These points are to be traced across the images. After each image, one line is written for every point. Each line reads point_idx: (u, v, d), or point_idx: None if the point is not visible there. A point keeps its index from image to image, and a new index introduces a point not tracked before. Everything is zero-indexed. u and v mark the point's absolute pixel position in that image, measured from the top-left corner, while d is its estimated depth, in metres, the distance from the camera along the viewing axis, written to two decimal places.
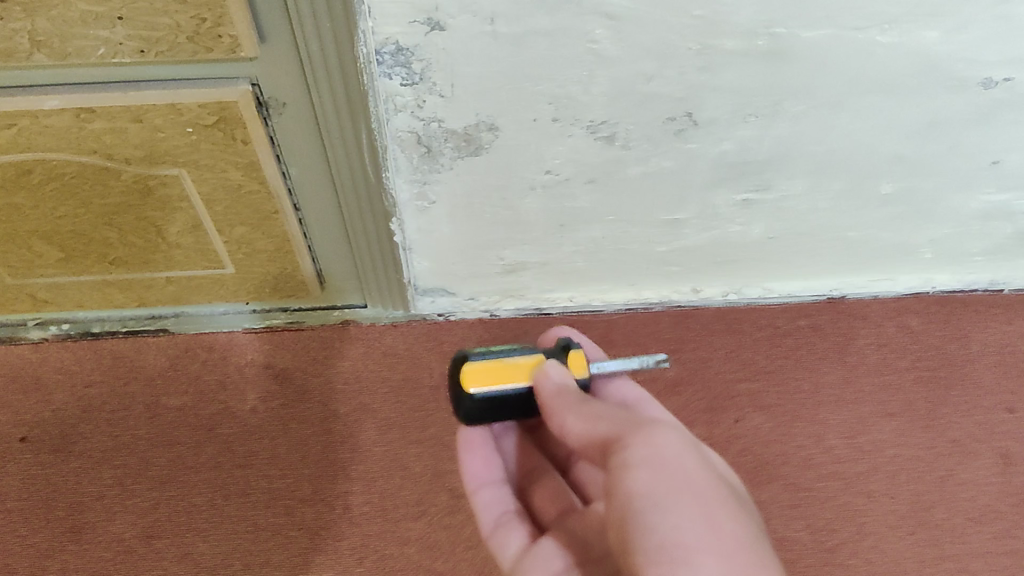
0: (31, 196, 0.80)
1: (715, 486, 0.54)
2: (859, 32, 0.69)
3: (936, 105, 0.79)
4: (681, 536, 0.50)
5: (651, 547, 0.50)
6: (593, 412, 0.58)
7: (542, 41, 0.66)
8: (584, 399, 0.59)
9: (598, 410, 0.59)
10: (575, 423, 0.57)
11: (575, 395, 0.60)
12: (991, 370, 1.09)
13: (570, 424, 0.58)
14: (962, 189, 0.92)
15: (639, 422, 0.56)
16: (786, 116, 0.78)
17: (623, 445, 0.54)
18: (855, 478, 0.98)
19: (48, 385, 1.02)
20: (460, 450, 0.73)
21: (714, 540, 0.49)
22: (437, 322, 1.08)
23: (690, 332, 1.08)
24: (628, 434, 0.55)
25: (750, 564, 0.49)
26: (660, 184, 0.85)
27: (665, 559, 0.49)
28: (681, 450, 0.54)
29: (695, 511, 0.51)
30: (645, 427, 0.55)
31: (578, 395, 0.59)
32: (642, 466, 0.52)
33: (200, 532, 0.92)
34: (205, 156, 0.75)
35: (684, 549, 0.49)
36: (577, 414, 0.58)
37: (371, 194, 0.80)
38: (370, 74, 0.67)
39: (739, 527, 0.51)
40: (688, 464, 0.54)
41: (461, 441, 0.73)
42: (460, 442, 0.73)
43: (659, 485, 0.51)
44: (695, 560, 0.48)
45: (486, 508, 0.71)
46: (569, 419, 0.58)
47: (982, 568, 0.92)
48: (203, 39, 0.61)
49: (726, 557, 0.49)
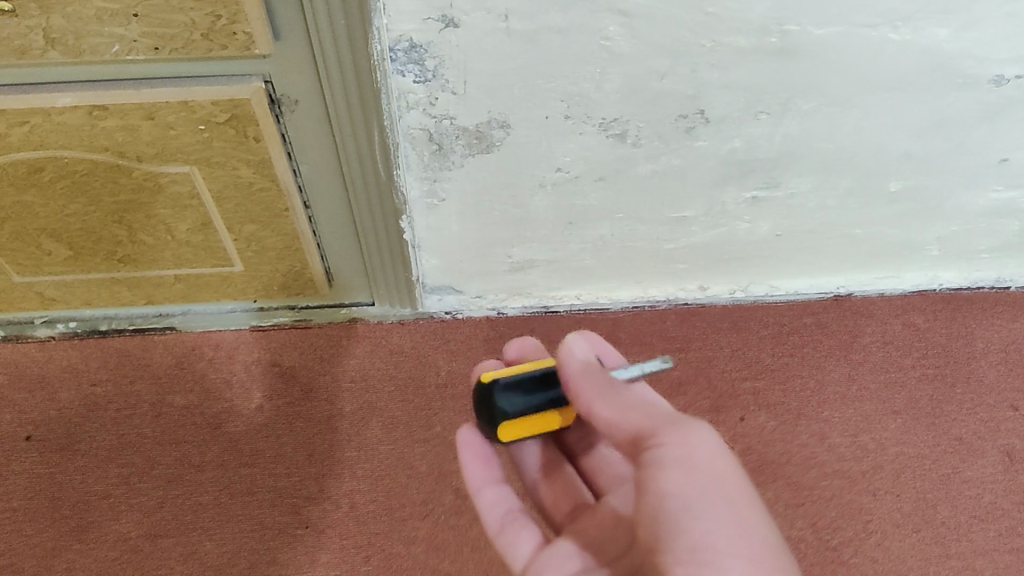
0: (41, 194, 0.80)
1: (746, 487, 0.54)
2: (870, 29, 0.69)
3: (945, 102, 0.79)
4: (711, 539, 0.51)
5: (680, 546, 0.51)
6: (623, 402, 0.57)
7: (555, 38, 0.66)
8: (612, 384, 0.58)
9: (628, 400, 0.58)
10: (606, 411, 0.57)
11: (604, 378, 0.59)
12: (996, 367, 1.09)
13: (600, 409, 0.57)
14: (970, 187, 0.92)
15: (675, 419, 0.56)
16: (796, 114, 0.78)
17: (658, 442, 0.54)
18: (861, 476, 0.98)
19: (54, 384, 1.02)
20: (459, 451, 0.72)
21: (743, 544, 0.51)
22: (445, 321, 1.07)
23: (696, 330, 1.08)
24: (663, 431, 0.55)
25: (775, 569, 0.50)
26: (668, 181, 0.85)
27: (693, 560, 0.50)
28: (716, 451, 0.54)
29: (725, 513, 0.52)
30: (680, 423, 0.55)
31: (605, 379, 0.58)
32: (676, 468, 0.53)
33: (206, 531, 0.92)
34: (216, 154, 0.75)
35: (712, 551, 0.50)
36: (608, 401, 0.57)
37: (382, 192, 0.80)
38: (384, 72, 0.67)
39: (767, 530, 0.52)
40: (723, 466, 0.54)
41: (460, 443, 0.72)
42: (459, 444, 0.72)
43: (692, 487, 0.52)
44: (723, 562, 0.50)
45: (491, 507, 0.71)
46: (599, 405, 0.57)
47: (986, 566, 0.93)
48: (218, 36, 0.61)
49: (752, 562, 0.50)
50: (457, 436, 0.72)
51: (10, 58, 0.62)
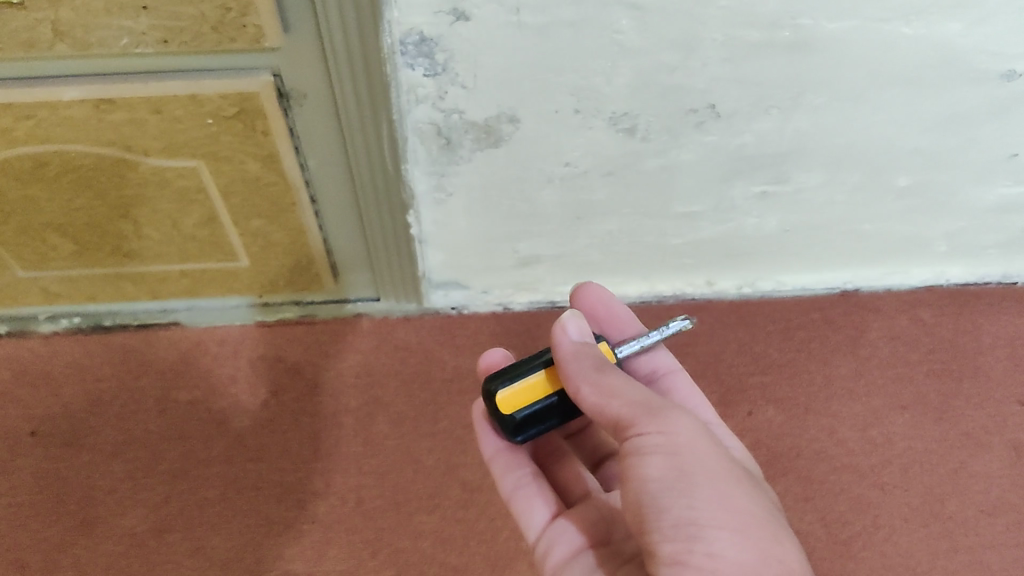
0: (47, 188, 0.79)
1: (728, 464, 0.55)
2: (883, 24, 0.68)
3: (956, 98, 0.78)
4: (696, 515, 0.52)
5: (666, 525, 0.52)
6: (607, 385, 0.56)
7: (566, 32, 0.65)
8: (599, 364, 0.58)
9: (613, 381, 0.57)
10: (589, 393, 0.57)
11: (590, 361, 0.58)
12: (1003, 362, 1.08)
13: (584, 392, 0.57)
14: (980, 182, 0.91)
15: (655, 403, 0.55)
16: (807, 109, 0.77)
17: (637, 430, 0.54)
18: (869, 471, 0.98)
19: (59, 379, 1.01)
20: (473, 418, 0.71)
21: (728, 518, 0.52)
22: (450, 316, 1.07)
23: (703, 325, 1.08)
24: (642, 419, 0.55)
25: (761, 538, 0.52)
26: (677, 176, 0.85)
27: (680, 537, 0.51)
28: (696, 433, 0.54)
29: (708, 491, 0.52)
30: (661, 409, 0.55)
31: (594, 359, 0.58)
32: (656, 453, 0.53)
33: (212, 526, 0.92)
34: (224, 147, 0.75)
35: (699, 527, 0.51)
36: (591, 383, 0.57)
37: (391, 186, 0.80)
38: (394, 65, 0.66)
39: (752, 502, 0.53)
40: (704, 448, 0.54)
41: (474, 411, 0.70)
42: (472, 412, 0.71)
43: (673, 470, 0.53)
44: (709, 536, 0.51)
45: (505, 474, 0.72)
46: (583, 387, 0.57)
47: (994, 561, 0.92)
48: (227, 29, 0.61)
49: (738, 533, 0.51)
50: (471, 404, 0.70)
51: (18, 51, 0.62)
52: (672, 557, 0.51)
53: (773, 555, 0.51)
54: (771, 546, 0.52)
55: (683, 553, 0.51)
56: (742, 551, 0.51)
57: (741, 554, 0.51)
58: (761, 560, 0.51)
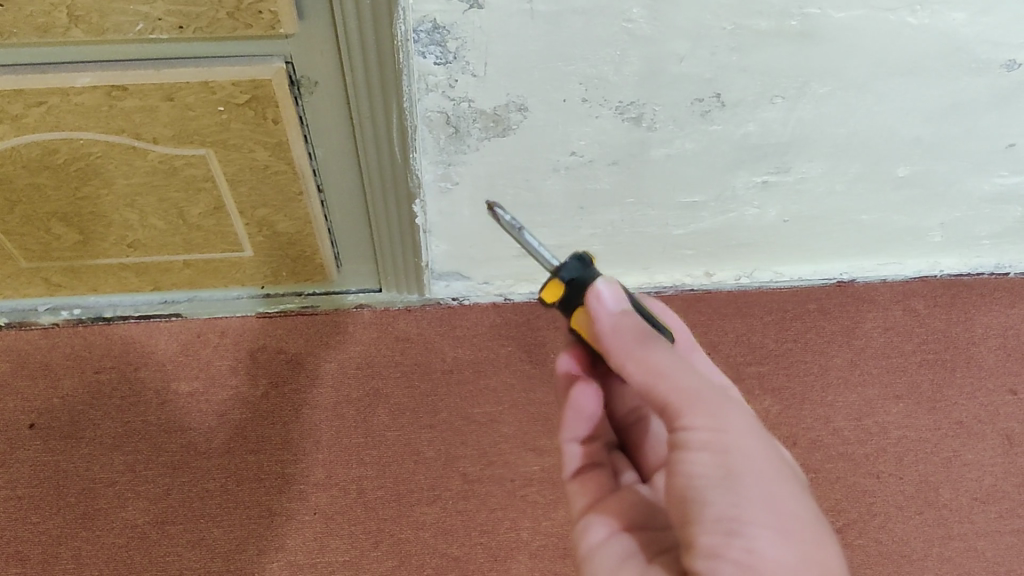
0: (53, 177, 0.79)
1: (777, 463, 0.54)
2: (889, 13, 0.69)
3: (956, 88, 0.80)
4: (739, 512, 0.51)
5: (707, 519, 0.51)
6: (653, 362, 0.55)
7: (578, 20, 0.66)
8: (643, 338, 0.56)
9: (658, 357, 0.55)
10: (634, 369, 0.55)
11: (633, 339, 0.56)
12: (995, 352, 1.10)
13: (629, 368, 0.55)
14: (977, 172, 0.93)
15: (703, 390, 0.55)
16: (811, 98, 0.78)
17: (684, 423, 0.54)
18: (864, 460, 1.00)
19: (57, 371, 1.01)
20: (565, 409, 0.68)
21: (772, 518, 0.51)
22: (451, 307, 1.07)
23: (702, 316, 1.09)
24: (688, 412, 0.54)
25: (804, 542, 0.51)
26: (683, 165, 0.85)
27: (719, 530, 0.51)
28: (747, 429, 0.54)
29: (753, 490, 0.52)
30: (711, 399, 0.54)
31: (635, 331, 0.56)
32: (702, 449, 0.53)
33: (213, 518, 0.92)
34: (234, 136, 0.75)
35: (741, 523, 0.51)
36: (635, 359, 0.55)
37: (397, 174, 0.80)
38: (406, 52, 0.67)
39: (798, 504, 0.53)
40: (753, 445, 0.54)
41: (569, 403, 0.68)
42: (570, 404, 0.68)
43: (719, 466, 0.52)
44: (751, 534, 0.51)
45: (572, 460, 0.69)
46: (628, 364, 0.56)
47: (987, 548, 0.94)
48: (243, 15, 0.61)
49: (781, 533, 0.51)
50: (570, 400, 0.68)
51: (31, 36, 0.62)
52: (710, 550, 0.51)
53: (815, 558, 0.51)
54: (813, 550, 0.51)
55: (722, 546, 0.50)
56: (782, 551, 0.50)
57: (782, 555, 0.50)
58: (801, 561, 0.50)
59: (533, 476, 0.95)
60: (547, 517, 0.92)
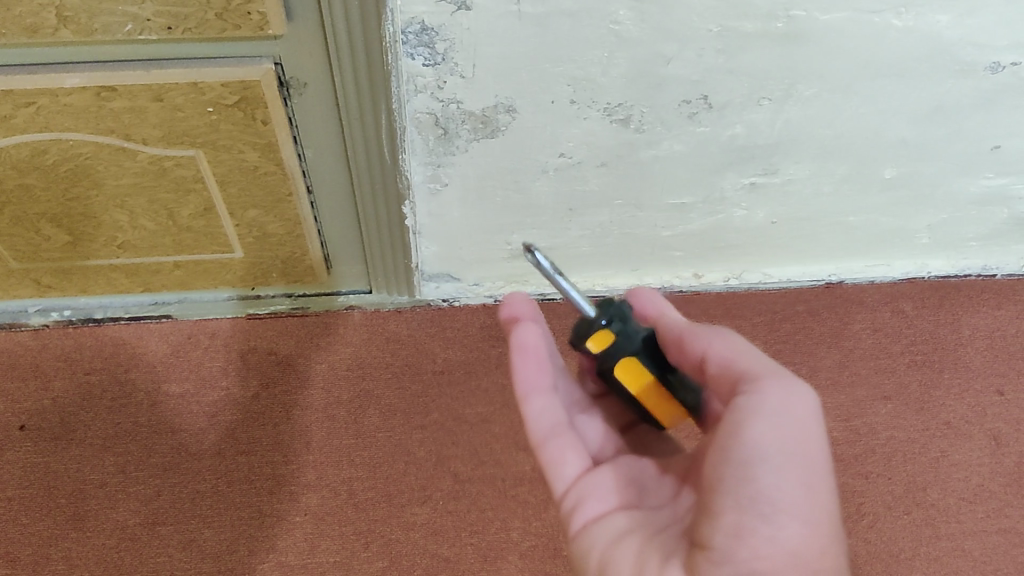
0: (43, 177, 0.79)
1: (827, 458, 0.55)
2: (874, 15, 0.70)
3: (942, 90, 0.80)
4: (775, 497, 0.52)
5: (742, 495, 0.52)
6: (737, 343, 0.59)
7: (565, 22, 0.67)
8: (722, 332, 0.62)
9: (738, 341, 0.59)
10: (721, 345, 0.59)
11: (703, 326, 0.62)
12: (982, 353, 1.11)
13: (717, 346, 0.59)
14: (963, 173, 0.93)
15: (782, 371, 0.56)
16: (798, 100, 0.79)
17: (758, 388, 0.55)
18: (852, 461, 1.00)
19: (48, 373, 1.01)
20: (510, 353, 0.65)
21: (804, 509, 0.52)
22: (441, 309, 1.08)
23: (691, 317, 1.09)
24: (765, 380, 0.55)
25: (823, 536, 0.52)
26: (673, 166, 0.86)
27: (750, 511, 0.51)
28: (812, 416, 0.54)
29: (798, 478, 0.52)
30: (790, 380, 0.55)
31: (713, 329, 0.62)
32: (768, 418, 0.53)
33: (203, 519, 0.92)
34: (223, 136, 0.75)
35: (772, 509, 0.51)
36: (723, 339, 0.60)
37: (386, 176, 0.81)
38: (395, 54, 0.67)
39: (830, 501, 0.54)
40: (813, 432, 0.54)
41: (514, 345, 0.65)
42: (511, 345, 0.65)
43: (778, 443, 0.52)
44: (778, 520, 0.51)
45: (539, 415, 0.65)
46: (715, 343, 0.59)
47: (975, 547, 0.95)
48: (232, 16, 0.62)
49: (806, 525, 0.52)
50: (511, 338, 0.65)
51: (20, 36, 0.62)
52: (732, 528, 0.51)
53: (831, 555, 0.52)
54: (829, 545, 0.53)
55: (746, 527, 0.51)
56: (804, 543, 0.51)
57: (803, 547, 0.51)
58: (818, 555, 0.52)
59: (524, 477, 0.95)
60: (538, 518, 0.93)
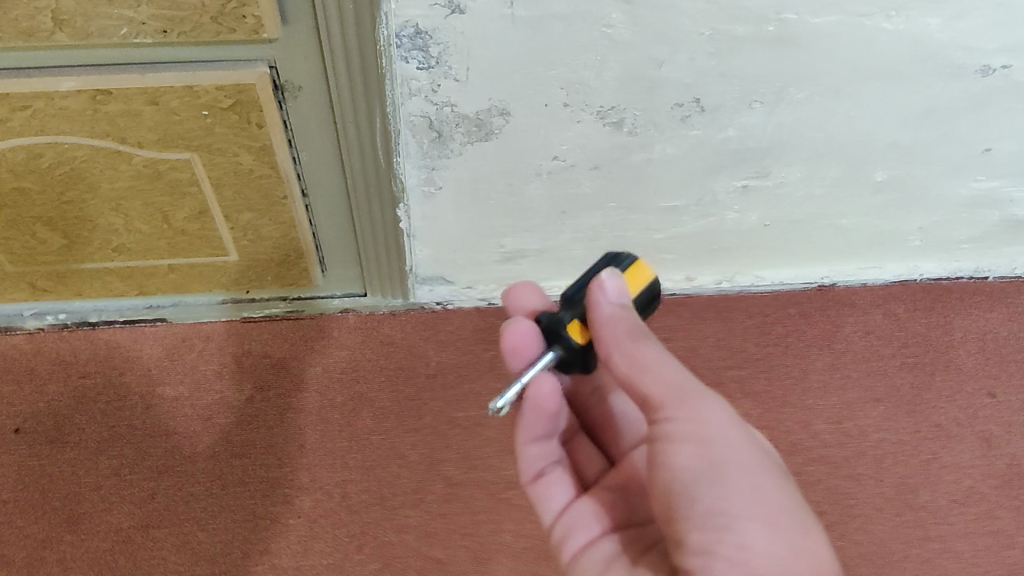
0: (39, 181, 0.79)
1: (761, 455, 0.55)
2: (865, 18, 0.71)
3: (933, 93, 0.81)
4: (727, 506, 0.52)
5: (695, 516, 0.52)
6: (640, 357, 0.56)
7: (558, 25, 0.67)
8: (636, 332, 0.56)
9: (646, 352, 0.56)
10: (620, 359, 0.56)
11: (622, 331, 0.56)
12: (973, 355, 1.11)
13: (615, 359, 0.56)
14: (954, 177, 0.94)
15: (684, 384, 0.55)
16: (789, 103, 0.80)
17: (665, 416, 0.55)
18: (844, 462, 1.01)
19: (42, 376, 1.01)
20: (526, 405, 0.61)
21: (760, 510, 0.52)
22: (436, 311, 1.08)
23: (683, 320, 1.10)
24: (671, 405, 0.55)
25: (792, 531, 0.52)
26: (666, 169, 0.87)
27: (709, 527, 0.52)
28: (725, 422, 0.55)
29: (740, 483, 0.53)
30: (694, 396, 0.55)
31: (632, 326, 0.56)
32: (686, 443, 0.54)
33: (199, 521, 0.92)
34: (218, 140, 0.75)
35: (730, 518, 0.52)
36: (623, 350, 0.55)
37: (380, 179, 0.81)
38: (389, 57, 0.68)
39: (783, 494, 0.54)
40: (735, 437, 0.55)
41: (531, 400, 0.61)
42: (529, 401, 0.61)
43: (702, 461, 0.53)
44: (739, 526, 0.51)
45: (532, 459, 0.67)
46: (614, 355, 0.56)
47: (965, 548, 0.96)
48: (227, 19, 0.62)
49: (770, 525, 0.52)
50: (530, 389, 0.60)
51: (16, 40, 0.63)
52: (700, 546, 0.52)
53: (806, 549, 0.51)
54: (803, 541, 0.52)
55: (712, 542, 0.51)
56: (774, 543, 0.51)
57: (773, 547, 0.51)
58: (794, 555, 0.51)
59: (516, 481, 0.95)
60: (529, 520, 0.93)
